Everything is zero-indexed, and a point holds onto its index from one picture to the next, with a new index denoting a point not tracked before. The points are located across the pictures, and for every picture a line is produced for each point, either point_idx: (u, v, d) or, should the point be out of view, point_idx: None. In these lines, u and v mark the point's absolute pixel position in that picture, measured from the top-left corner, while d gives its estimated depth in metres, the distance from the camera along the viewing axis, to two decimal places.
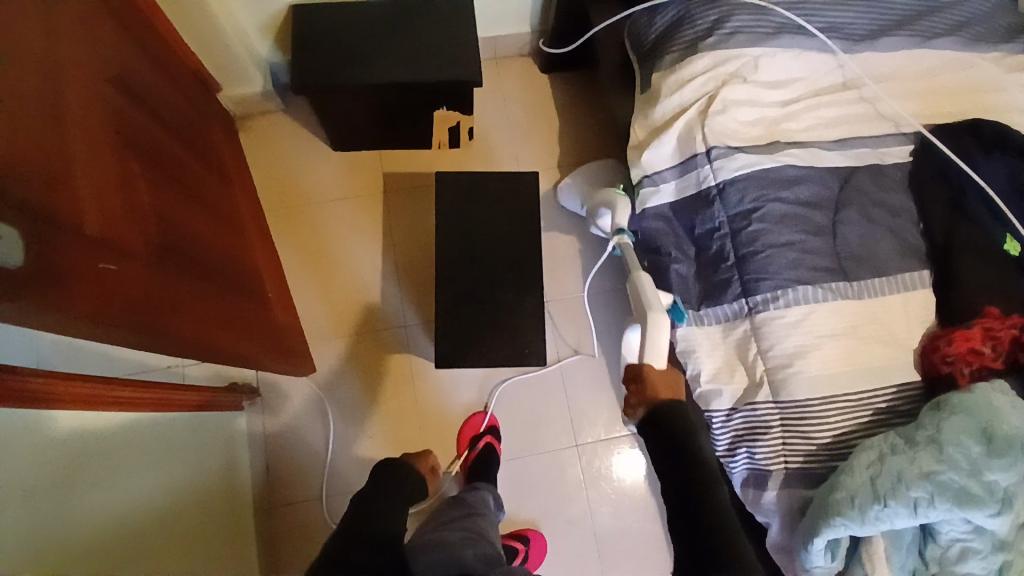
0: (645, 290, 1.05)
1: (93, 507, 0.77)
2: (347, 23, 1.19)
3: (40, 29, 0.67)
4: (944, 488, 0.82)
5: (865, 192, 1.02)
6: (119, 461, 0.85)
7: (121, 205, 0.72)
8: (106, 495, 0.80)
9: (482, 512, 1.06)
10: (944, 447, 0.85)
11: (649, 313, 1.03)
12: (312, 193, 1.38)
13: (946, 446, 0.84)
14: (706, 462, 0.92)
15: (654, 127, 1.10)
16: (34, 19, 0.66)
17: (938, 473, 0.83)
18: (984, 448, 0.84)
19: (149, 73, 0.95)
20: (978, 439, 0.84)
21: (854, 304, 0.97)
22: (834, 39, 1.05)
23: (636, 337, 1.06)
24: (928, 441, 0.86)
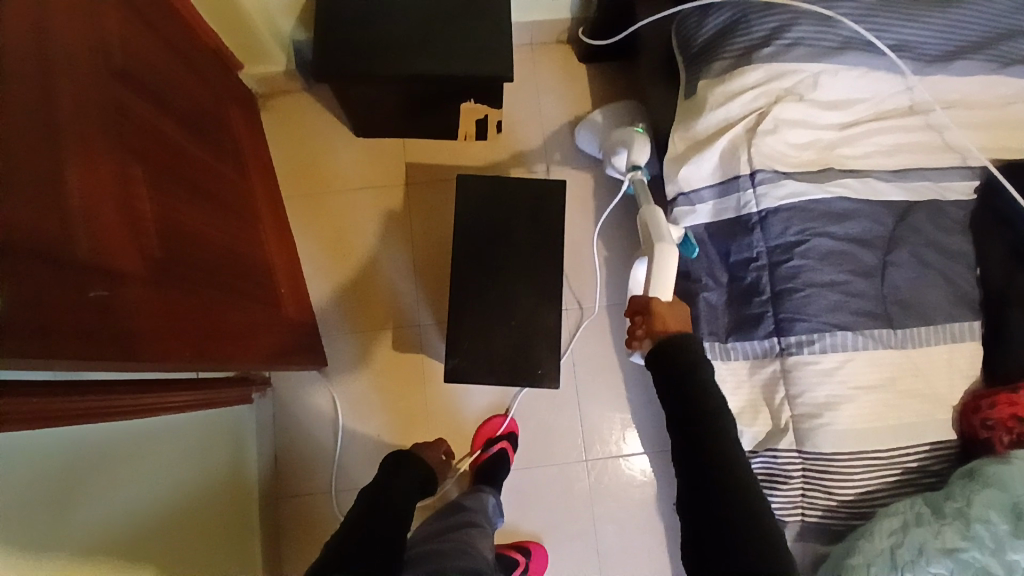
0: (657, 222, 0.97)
1: (99, 516, 0.74)
2: (372, 6, 1.11)
3: (35, 31, 0.62)
4: (965, 566, 0.78)
5: (922, 233, 0.93)
6: (129, 465, 0.82)
7: (120, 219, 0.70)
8: (114, 503, 0.77)
9: (479, 524, 0.99)
10: (971, 523, 0.79)
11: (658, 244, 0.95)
12: (332, 179, 1.33)
13: (974, 522, 0.79)
14: (711, 396, 0.85)
15: (696, 140, 1.01)
16: (27, 23, 0.61)
17: (960, 550, 0.79)
18: (1012, 526, 0.78)
19: (164, 58, 0.90)
20: (1008, 516, 0.78)
21: (896, 355, 0.90)
22: (904, 59, 0.94)
23: (643, 272, 1.00)
24: (956, 514, 0.80)
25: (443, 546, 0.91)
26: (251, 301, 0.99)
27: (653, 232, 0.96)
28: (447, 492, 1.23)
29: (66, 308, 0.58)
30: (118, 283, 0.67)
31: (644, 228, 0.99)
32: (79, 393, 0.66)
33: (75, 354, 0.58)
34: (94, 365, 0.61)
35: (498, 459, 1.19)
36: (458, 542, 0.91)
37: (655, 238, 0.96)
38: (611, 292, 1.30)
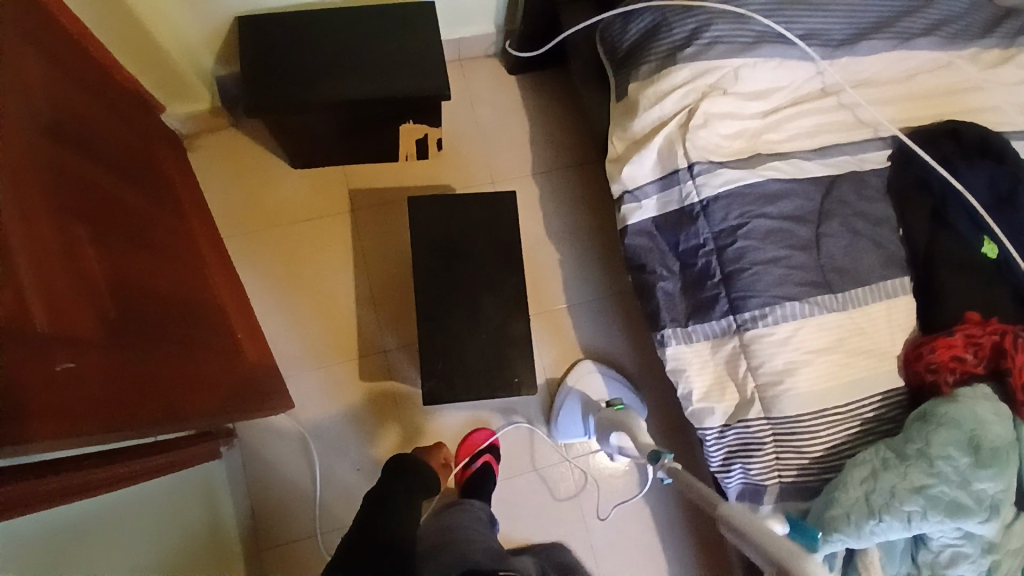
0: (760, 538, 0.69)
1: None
2: (302, 37, 1.10)
3: None
4: (935, 501, 0.84)
5: (847, 202, 1.02)
6: (111, 540, 0.77)
7: (68, 286, 0.67)
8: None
9: (464, 508, 1.02)
10: (934, 461, 0.86)
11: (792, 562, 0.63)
12: (275, 213, 1.29)
13: (936, 459, 0.85)
14: None
15: (634, 140, 1.06)
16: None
17: (929, 487, 0.84)
18: (971, 459, 0.85)
19: (89, 107, 0.86)
20: (966, 450, 0.85)
21: (840, 316, 0.98)
22: (814, 46, 1.03)
23: None
24: (919, 454, 0.87)
25: (440, 535, 0.95)
26: (214, 350, 0.96)
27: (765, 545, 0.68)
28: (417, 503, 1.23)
29: (34, 384, 0.56)
30: (80, 352, 0.64)
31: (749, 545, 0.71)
32: (54, 474, 0.63)
33: (49, 433, 0.55)
34: (71, 440, 0.59)
35: (481, 472, 1.20)
36: (454, 529, 0.95)
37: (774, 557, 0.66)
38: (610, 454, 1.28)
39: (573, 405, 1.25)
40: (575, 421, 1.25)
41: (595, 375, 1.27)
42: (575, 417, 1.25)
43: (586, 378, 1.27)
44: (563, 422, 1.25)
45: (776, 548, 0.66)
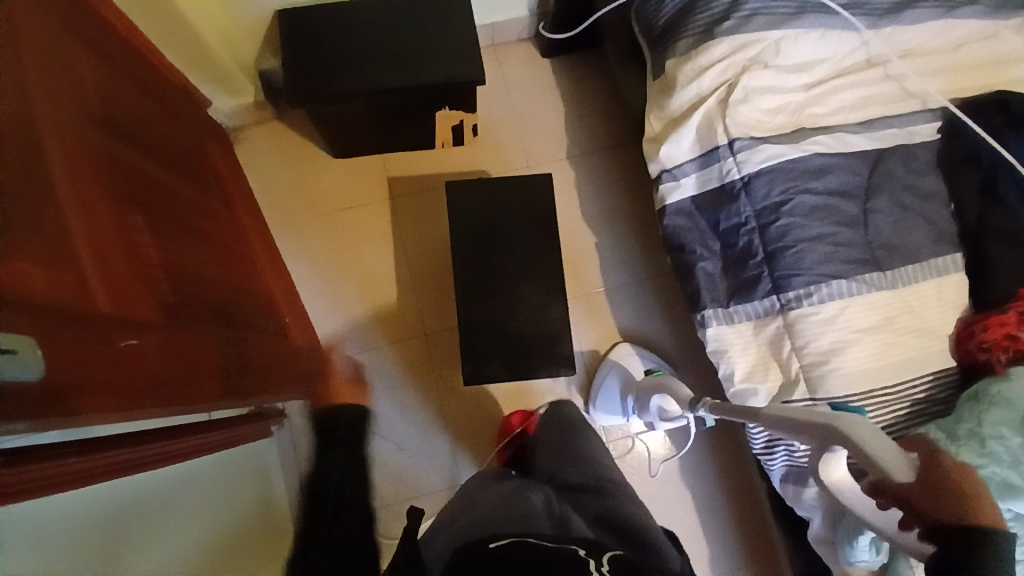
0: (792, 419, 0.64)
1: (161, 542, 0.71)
2: (338, 28, 1.12)
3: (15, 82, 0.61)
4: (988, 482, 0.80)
5: (895, 176, 0.98)
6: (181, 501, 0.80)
7: (128, 271, 0.71)
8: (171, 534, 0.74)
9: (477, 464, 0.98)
10: (986, 441, 0.82)
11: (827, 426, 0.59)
12: (317, 202, 1.33)
13: (988, 439, 0.82)
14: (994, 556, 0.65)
15: (672, 118, 1.04)
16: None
17: (981, 467, 0.81)
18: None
19: (139, 102, 0.90)
20: (1019, 430, 0.82)
21: (888, 294, 0.95)
22: (857, 15, 0.99)
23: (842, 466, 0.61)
24: (970, 434, 0.83)
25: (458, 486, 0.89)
26: (263, 334, 1.01)
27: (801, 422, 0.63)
28: (457, 477, 1.27)
29: (97, 361, 0.60)
30: (140, 332, 0.68)
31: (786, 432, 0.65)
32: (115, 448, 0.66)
33: (105, 409, 0.58)
34: (131, 412, 0.63)
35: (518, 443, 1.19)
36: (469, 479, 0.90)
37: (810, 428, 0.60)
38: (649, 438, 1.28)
39: (613, 386, 1.24)
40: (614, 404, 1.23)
41: (636, 358, 1.26)
42: (614, 399, 1.23)
43: (628, 360, 1.26)
44: (602, 404, 1.24)
45: (813, 427, 0.60)
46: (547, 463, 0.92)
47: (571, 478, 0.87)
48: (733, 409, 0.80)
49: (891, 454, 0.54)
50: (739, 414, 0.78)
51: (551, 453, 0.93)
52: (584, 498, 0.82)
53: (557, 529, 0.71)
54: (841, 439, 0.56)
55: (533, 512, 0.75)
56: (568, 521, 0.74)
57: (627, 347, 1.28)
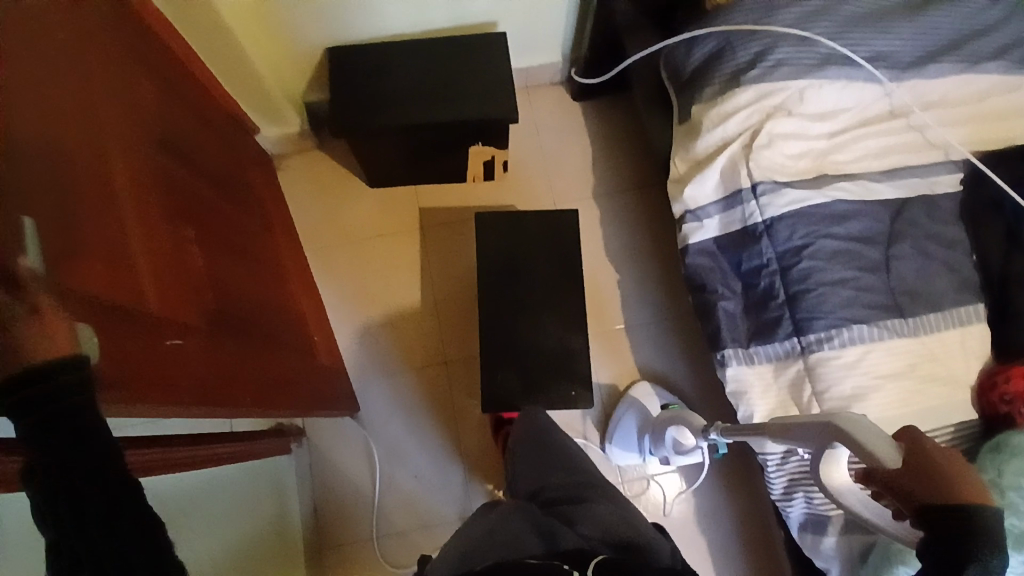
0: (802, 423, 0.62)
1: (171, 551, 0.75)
2: (380, 66, 1.19)
3: (83, 100, 0.67)
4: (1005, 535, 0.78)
5: (919, 225, 0.99)
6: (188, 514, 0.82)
7: (176, 277, 0.75)
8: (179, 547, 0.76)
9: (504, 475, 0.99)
10: (1004, 492, 0.79)
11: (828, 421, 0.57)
12: (351, 229, 1.38)
13: (1007, 491, 0.79)
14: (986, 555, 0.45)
15: (696, 160, 1.08)
16: (78, 90, 0.66)
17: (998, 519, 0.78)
18: None
19: (193, 125, 0.97)
20: None
21: (910, 341, 0.94)
22: (881, 68, 1.00)
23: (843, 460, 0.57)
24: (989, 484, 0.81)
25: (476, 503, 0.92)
26: (292, 350, 1.04)
27: (808, 423, 0.61)
28: (469, 505, 1.27)
29: (146, 358, 0.63)
30: (184, 335, 0.72)
31: (797, 438, 0.63)
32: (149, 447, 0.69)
33: (152, 400, 0.61)
34: (173, 409, 0.66)
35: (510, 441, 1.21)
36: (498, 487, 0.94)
37: (813, 425, 0.59)
38: (666, 479, 1.26)
39: (629, 424, 1.23)
40: (631, 441, 1.23)
41: (653, 397, 1.25)
42: (631, 437, 1.23)
43: (646, 400, 1.25)
44: (618, 440, 1.23)
45: (818, 427, 0.59)
46: (535, 474, 0.87)
47: (560, 489, 0.83)
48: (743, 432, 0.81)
49: (883, 442, 0.52)
50: (751, 433, 0.78)
51: (539, 463, 0.88)
52: (562, 507, 0.79)
53: (547, 549, 0.70)
54: (845, 438, 0.54)
55: (519, 531, 0.73)
56: (557, 538, 0.71)
57: (646, 386, 1.27)
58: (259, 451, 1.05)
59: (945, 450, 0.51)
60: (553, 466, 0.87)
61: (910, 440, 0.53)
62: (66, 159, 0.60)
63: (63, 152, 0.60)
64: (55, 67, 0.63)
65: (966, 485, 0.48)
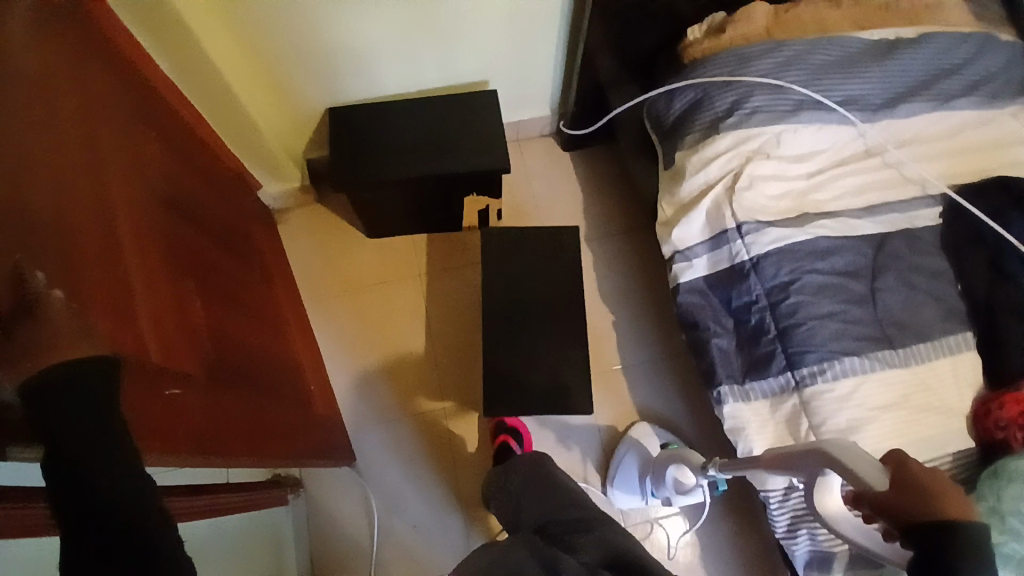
0: (794, 451, 0.68)
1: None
2: (378, 124, 1.25)
3: (91, 161, 0.70)
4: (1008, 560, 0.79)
5: (901, 257, 1.02)
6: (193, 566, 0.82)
7: (176, 328, 0.77)
8: None
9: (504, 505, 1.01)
10: (1006, 517, 0.80)
11: (821, 448, 0.63)
12: (350, 278, 1.41)
13: (1008, 516, 0.80)
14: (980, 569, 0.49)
15: (682, 204, 1.12)
16: (86, 149, 0.70)
17: (1000, 545, 0.80)
18: None
19: (197, 184, 1.01)
20: None
21: (902, 372, 0.96)
22: (853, 110, 1.06)
23: (833, 489, 0.63)
24: (990, 510, 0.82)
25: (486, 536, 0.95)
26: (289, 401, 1.04)
27: (801, 452, 0.67)
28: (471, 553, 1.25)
29: (145, 407, 0.64)
30: (183, 384, 0.73)
31: (790, 464, 0.69)
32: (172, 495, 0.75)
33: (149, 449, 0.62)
34: (169, 459, 0.66)
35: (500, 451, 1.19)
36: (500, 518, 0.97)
37: (807, 453, 0.65)
38: (670, 523, 1.24)
39: (629, 466, 1.22)
40: (632, 484, 1.21)
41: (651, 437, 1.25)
42: (633, 480, 1.21)
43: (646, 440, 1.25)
44: (619, 482, 1.22)
45: (810, 453, 0.65)
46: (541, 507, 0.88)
47: (564, 523, 0.83)
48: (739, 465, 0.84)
49: (872, 468, 0.57)
50: (745, 463, 0.81)
51: (545, 497, 0.90)
52: (572, 539, 0.80)
53: None
54: (833, 462, 0.61)
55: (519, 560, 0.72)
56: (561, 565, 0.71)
57: (644, 424, 1.27)
58: (259, 502, 1.04)
59: (929, 471, 0.55)
60: (560, 500, 0.88)
61: (896, 462, 0.58)
62: (71, 214, 0.63)
63: (68, 207, 0.63)
64: (64, 129, 0.67)
65: (945, 501, 0.52)
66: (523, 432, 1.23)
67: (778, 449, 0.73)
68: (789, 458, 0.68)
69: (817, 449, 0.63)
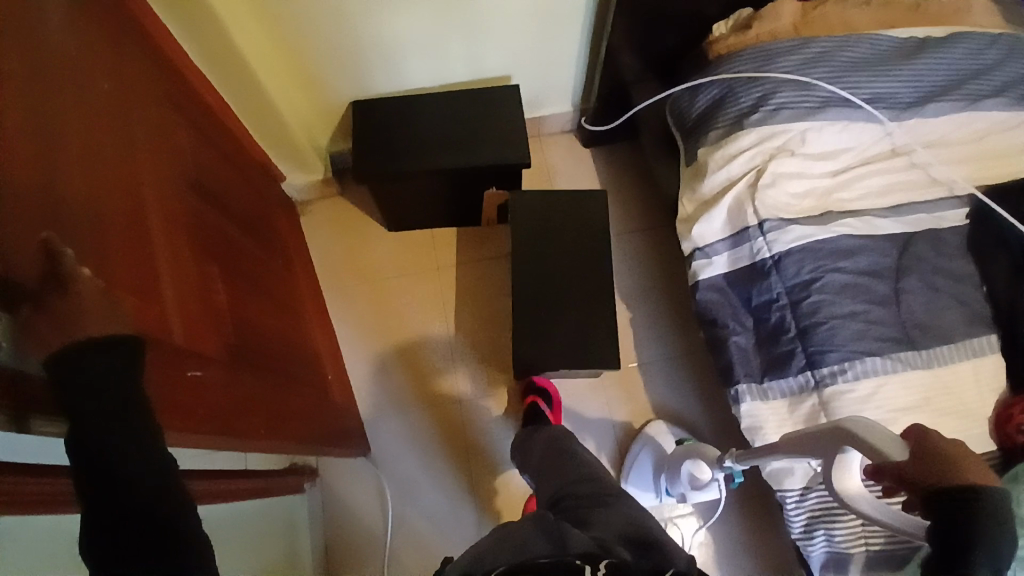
0: (812, 433, 0.66)
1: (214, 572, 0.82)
2: (400, 117, 1.26)
3: (123, 143, 0.72)
4: None
5: (926, 259, 1.01)
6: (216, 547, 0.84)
7: (201, 310, 0.78)
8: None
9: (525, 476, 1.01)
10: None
11: (838, 426, 0.61)
12: (369, 269, 1.42)
13: None
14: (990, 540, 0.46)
15: (703, 200, 1.11)
16: (118, 132, 0.71)
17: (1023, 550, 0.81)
18: None
19: (223, 171, 1.02)
20: None
21: (923, 373, 0.95)
22: (880, 109, 1.04)
23: (853, 467, 0.61)
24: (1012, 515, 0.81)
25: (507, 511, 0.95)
26: (307, 388, 1.06)
27: (822, 432, 0.64)
28: None
29: (169, 385, 0.65)
30: (206, 365, 0.74)
31: (813, 445, 0.66)
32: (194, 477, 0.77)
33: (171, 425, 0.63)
34: (190, 437, 0.67)
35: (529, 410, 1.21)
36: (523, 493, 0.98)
37: (828, 433, 0.62)
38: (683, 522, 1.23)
39: (644, 463, 1.23)
40: (646, 480, 1.22)
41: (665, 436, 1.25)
42: (647, 476, 1.22)
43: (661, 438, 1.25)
44: (634, 478, 1.22)
45: (829, 432, 0.63)
46: (556, 484, 0.87)
47: (580, 497, 0.81)
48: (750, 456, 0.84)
49: (890, 439, 0.55)
50: (761, 454, 0.80)
51: (560, 473, 0.88)
52: (587, 516, 0.76)
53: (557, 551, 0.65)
54: (852, 440, 0.59)
55: (528, 536, 0.69)
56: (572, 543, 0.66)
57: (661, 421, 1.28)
58: (274, 486, 1.05)
59: (952, 443, 0.52)
60: (575, 475, 0.86)
61: (916, 435, 0.55)
62: (104, 194, 0.64)
63: (100, 188, 0.64)
64: (99, 112, 0.68)
65: (967, 471, 0.49)
66: (551, 392, 1.25)
67: (798, 432, 0.70)
68: (811, 440, 0.66)
69: (836, 427, 0.61)
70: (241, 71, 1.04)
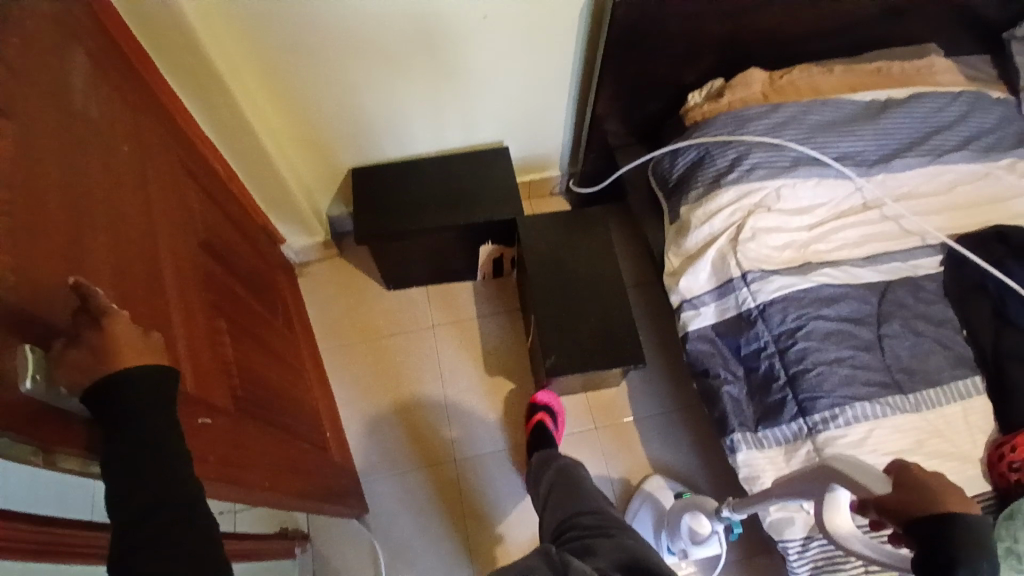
0: (800, 479, 0.69)
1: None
2: (397, 182, 1.32)
3: (141, 203, 0.76)
4: None
5: (906, 305, 1.05)
6: None
7: (210, 361, 0.80)
8: None
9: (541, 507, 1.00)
10: None
11: (825, 465, 0.63)
12: (366, 328, 1.44)
13: None
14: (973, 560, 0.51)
15: (688, 255, 1.15)
16: (137, 193, 0.76)
17: None
18: None
19: (230, 231, 1.06)
20: None
21: (913, 416, 0.97)
22: (849, 166, 1.12)
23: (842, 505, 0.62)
24: (1007, 551, 0.84)
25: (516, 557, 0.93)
26: (308, 443, 1.05)
27: (812, 473, 0.66)
28: None
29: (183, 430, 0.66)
30: (214, 414, 0.75)
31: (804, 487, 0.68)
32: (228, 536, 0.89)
33: None
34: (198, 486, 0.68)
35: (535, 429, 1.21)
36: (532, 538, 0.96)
37: (816, 476, 0.65)
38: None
39: (644, 518, 1.21)
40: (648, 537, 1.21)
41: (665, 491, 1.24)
42: (647, 533, 1.21)
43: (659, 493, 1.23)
44: None
45: (818, 471, 0.65)
46: (561, 513, 0.85)
47: (586, 528, 0.79)
48: (751, 501, 0.85)
49: (872, 473, 0.57)
50: (758, 499, 0.82)
51: (569, 504, 0.86)
52: (594, 543, 0.75)
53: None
54: (836, 475, 0.61)
55: (531, 566, 0.65)
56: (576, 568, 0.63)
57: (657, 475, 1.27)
58: (267, 550, 1.03)
59: (931, 476, 0.56)
60: (585, 507, 0.84)
61: (897, 468, 0.58)
62: (126, 248, 0.68)
63: (123, 242, 0.68)
64: (120, 174, 0.73)
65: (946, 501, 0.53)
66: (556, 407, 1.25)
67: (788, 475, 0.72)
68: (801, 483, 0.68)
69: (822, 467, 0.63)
70: (251, 141, 1.11)
